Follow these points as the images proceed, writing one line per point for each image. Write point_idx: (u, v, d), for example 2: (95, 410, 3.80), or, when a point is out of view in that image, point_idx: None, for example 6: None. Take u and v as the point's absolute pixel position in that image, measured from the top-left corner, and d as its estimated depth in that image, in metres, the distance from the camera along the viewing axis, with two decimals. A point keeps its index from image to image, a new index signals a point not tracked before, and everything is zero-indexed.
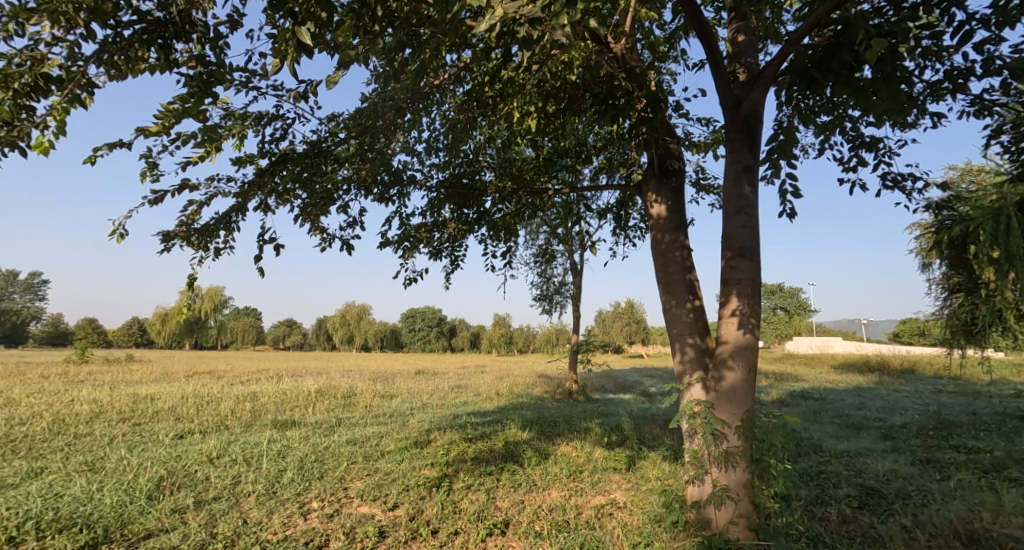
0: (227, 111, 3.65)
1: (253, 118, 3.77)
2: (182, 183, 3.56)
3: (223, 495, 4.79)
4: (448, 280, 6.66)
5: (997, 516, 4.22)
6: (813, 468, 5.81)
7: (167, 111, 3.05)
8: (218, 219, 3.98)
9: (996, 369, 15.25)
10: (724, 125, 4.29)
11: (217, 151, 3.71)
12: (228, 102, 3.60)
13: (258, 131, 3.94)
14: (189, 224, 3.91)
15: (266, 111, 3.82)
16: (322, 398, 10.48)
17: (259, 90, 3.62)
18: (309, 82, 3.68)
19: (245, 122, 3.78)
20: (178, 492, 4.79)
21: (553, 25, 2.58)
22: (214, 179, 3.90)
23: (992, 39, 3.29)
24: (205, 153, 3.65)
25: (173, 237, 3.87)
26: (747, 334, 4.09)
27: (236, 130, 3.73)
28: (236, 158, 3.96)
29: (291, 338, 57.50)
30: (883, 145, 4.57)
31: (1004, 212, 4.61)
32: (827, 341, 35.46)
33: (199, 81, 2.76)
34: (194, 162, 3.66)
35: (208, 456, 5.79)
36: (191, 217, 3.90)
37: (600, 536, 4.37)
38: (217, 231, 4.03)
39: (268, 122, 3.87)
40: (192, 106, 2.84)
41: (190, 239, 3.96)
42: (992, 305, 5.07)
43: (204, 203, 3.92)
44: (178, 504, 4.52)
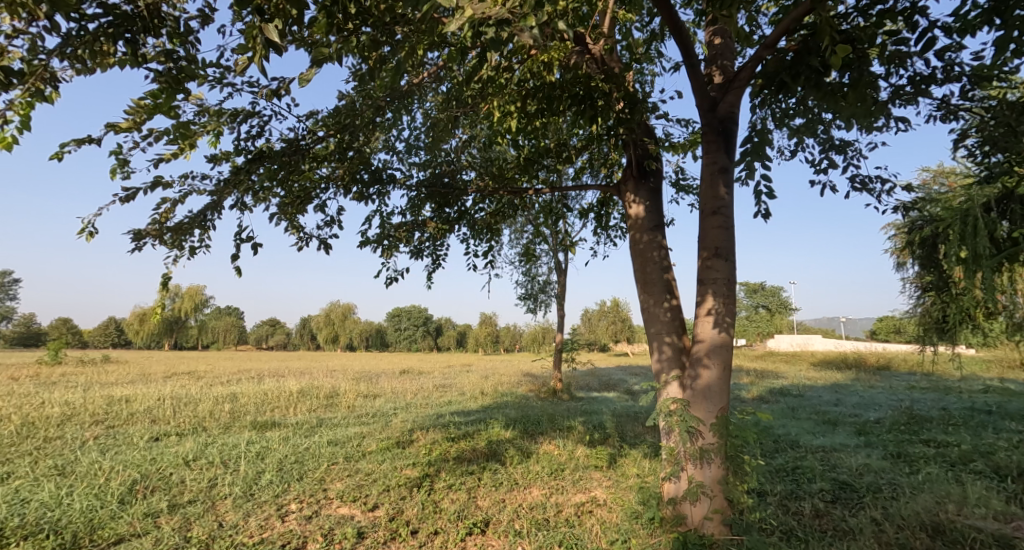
0: (201, 107, 3.61)
1: (229, 116, 3.73)
2: (154, 180, 3.50)
3: (198, 498, 4.73)
4: (429, 280, 6.66)
5: (961, 508, 4.34)
6: (789, 463, 5.92)
7: (138, 107, 3.00)
8: (192, 217, 3.91)
9: (967, 365, 15.69)
10: (700, 126, 4.35)
11: (192, 149, 3.66)
12: (203, 98, 3.55)
13: (233, 128, 3.88)
14: (162, 222, 3.85)
15: (242, 108, 3.78)
16: (304, 399, 10.41)
17: (233, 86, 3.57)
18: (282, 79, 3.64)
19: (221, 119, 3.74)
20: (152, 496, 4.72)
21: (523, 26, 2.59)
22: (188, 177, 3.85)
23: (952, 47, 3.38)
24: (178, 150, 3.61)
25: (145, 236, 3.81)
26: (722, 333, 4.16)
27: (211, 126, 3.68)
28: (212, 156, 3.92)
29: (273, 338, 57.05)
30: (853, 148, 4.67)
31: (972, 213, 4.73)
32: (806, 339, 36.08)
33: (168, 76, 2.70)
34: (167, 159, 3.60)
35: (184, 459, 5.71)
36: (163, 215, 3.84)
37: (579, 534, 4.42)
38: (191, 230, 3.98)
39: (244, 120, 3.83)
40: (162, 103, 2.79)
41: (163, 237, 3.90)
42: (960, 304, 5.21)
43: (177, 201, 3.87)
44: (151, 508, 4.46)
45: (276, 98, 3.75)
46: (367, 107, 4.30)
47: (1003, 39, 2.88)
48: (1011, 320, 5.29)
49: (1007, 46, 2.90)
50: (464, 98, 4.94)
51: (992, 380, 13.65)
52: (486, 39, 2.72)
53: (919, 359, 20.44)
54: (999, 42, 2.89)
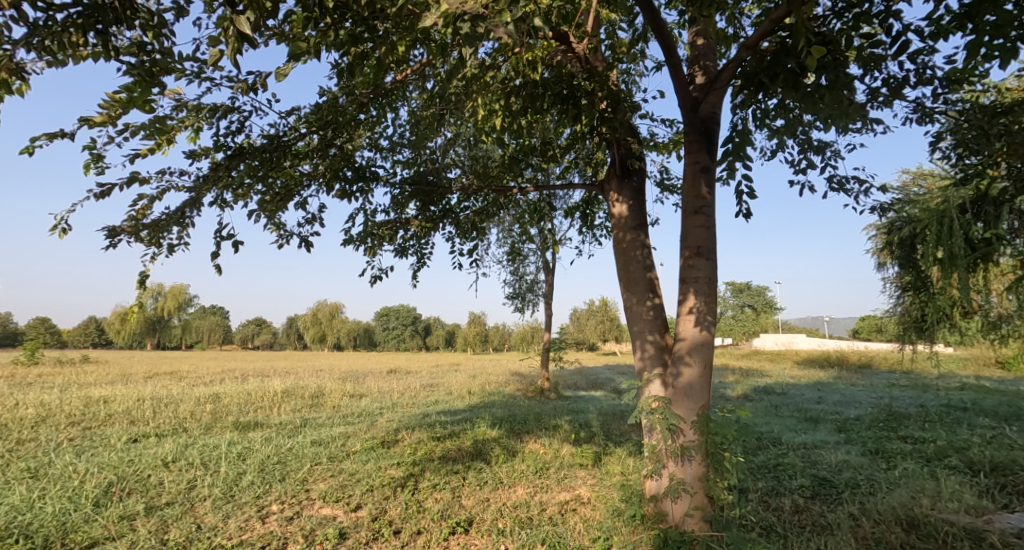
0: (179, 102, 3.55)
1: (208, 111, 3.67)
2: (131, 176, 3.44)
3: (177, 500, 4.66)
4: (414, 278, 6.63)
5: (935, 502, 4.42)
6: (771, 460, 5.98)
7: (112, 100, 2.93)
8: (169, 214, 3.85)
9: (944, 363, 16.02)
10: (682, 126, 4.37)
11: (169, 144, 3.61)
12: (180, 92, 3.50)
13: (213, 124, 3.82)
14: (138, 219, 3.78)
15: (222, 103, 3.72)
16: (288, 398, 10.31)
17: (211, 81, 3.51)
18: (260, 73, 3.58)
19: (200, 114, 3.67)
20: (128, 499, 4.65)
21: (498, 22, 2.59)
22: (166, 173, 3.79)
23: (925, 50, 3.43)
24: (155, 145, 3.55)
25: (120, 232, 3.74)
26: (703, 331, 4.20)
27: (189, 121, 3.63)
28: (190, 152, 3.86)
29: (258, 338, 56.52)
30: (830, 149, 4.73)
31: (948, 214, 4.85)
32: (789, 338, 36.49)
33: (141, 69, 2.64)
34: (143, 154, 3.54)
35: (163, 460, 5.63)
36: (140, 212, 3.78)
37: (562, 532, 4.44)
38: (168, 227, 3.91)
39: (223, 116, 3.77)
40: (137, 96, 2.74)
41: (140, 234, 3.83)
42: (937, 303, 5.30)
43: (155, 197, 3.81)
44: (127, 510, 4.39)
45: (255, 94, 3.69)
46: (349, 104, 4.25)
47: (975, 43, 2.93)
48: (986, 318, 5.39)
49: (979, 50, 2.95)
50: (448, 96, 4.91)
51: (968, 378, 13.96)
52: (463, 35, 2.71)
53: (899, 357, 20.81)
54: (972, 46, 2.94)
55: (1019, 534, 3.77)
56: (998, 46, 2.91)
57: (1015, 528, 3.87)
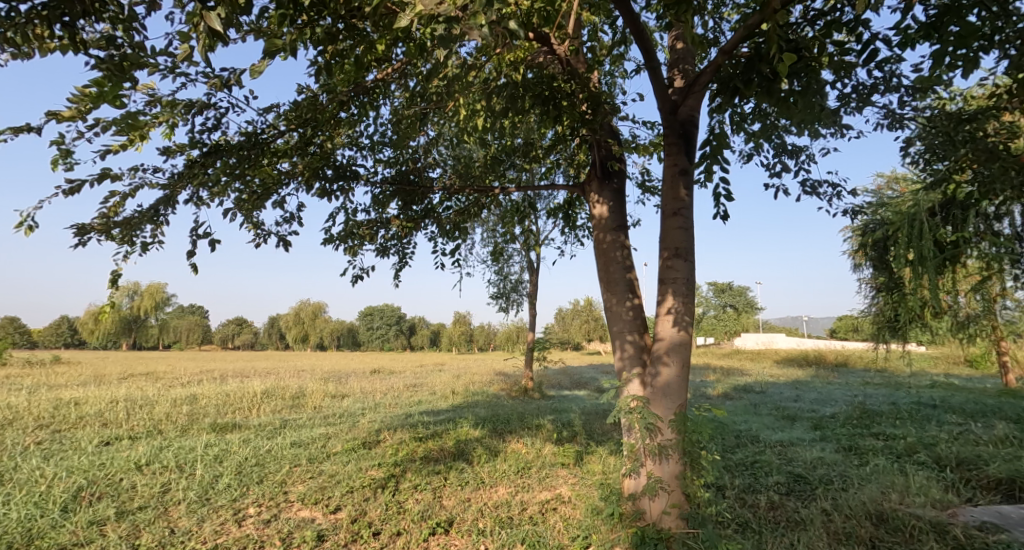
0: (152, 97, 3.47)
1: (183, 107, 3.59)
2: (102, 172, 3.34)
3: (149, 504, 4.58)
4: (395, 278, 6.59)
5: (903, 497, 4.53)
6: (748, 458, 6.08)
7: (81, 95, 2.85)
8: (142, 212, 3.77)
9: (917, 361, 16.44)
10: (661, 129, 4.42)
11: (142, 140, 3.53)
12: (154, 88, 3.41)
13: (187, 120, 3.74)
14: (109, 216, 3.70)
15: (197, 99, 3.65)
16: (269, 399, 10.19)
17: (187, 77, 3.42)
18: (235, 70, 3.50)
19: (175, 110, 3.59)
20: (98, 504, 4.55)
21: (472, 24, 2.60)
22: (139, 169, 3.71)
23: (892, 59, 3.51)
24: (128, 141, 3.46)
25: (89, 230, 3.65)
26: (681, 332, 4.24)
27: (163, 117, 3.54)
28: (165, 149, 3.78)
29: (238, 338, 55.83)
30: (804, 153, 4.83)
31: (918, 217, 5.00)
32: (769, 337, 37.04)
33: (111, 63, 2.57)
34: (115, 150, 3.45)
35: (136, 464, 5.53)
36: (111, 209, 3.70)
37: (541, 532, 4.45)
38: (141, 225, 3.82)
39: (198, 112, 3.70)
40: (107, 91, 2.67)
41: (110, 232, 3.75)
42: (909, 304, 5.43)
43: (127, 194, 3.72)
44: (97, 516, 4.30)
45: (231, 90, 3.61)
46: (328, 102, 4.20)
47: (939, 53, 3.02)
48: (955, 318, 5.53)
49: (943, 60, 3.04)
50: (429, 95, 4.89)
51: (940, 376, 14.39)
52: (438, 36, 2.71)
53: (874, 356, 21.27)
54: (937, 55, 3.02)
55: (981, 527, 3.88)
56: (961, 56, 3.00)
57: (977, 521, 3.98)
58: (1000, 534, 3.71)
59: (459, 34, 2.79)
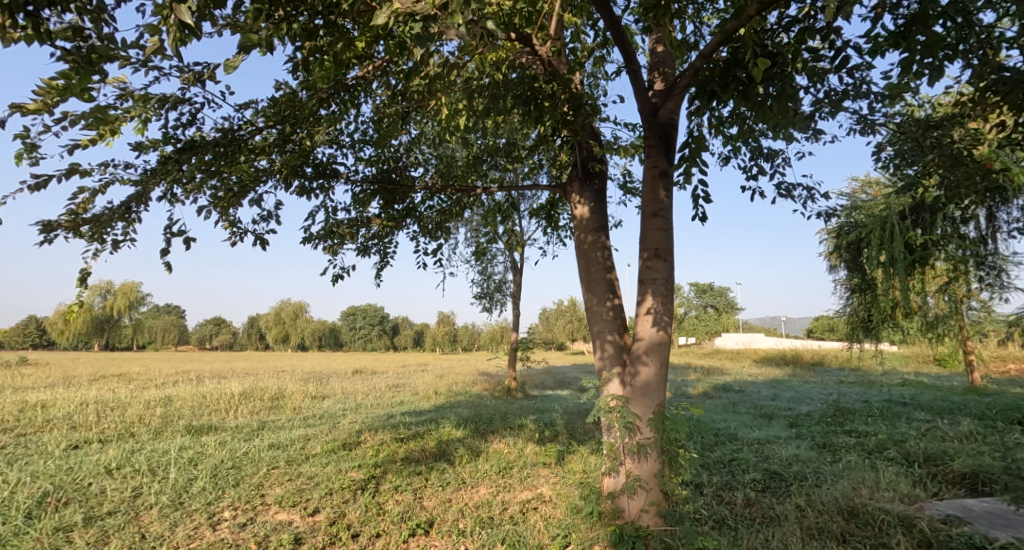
0: (124, 91, 3.34)
1: (156, 101, 3.47)
2: (69, 166, 3.15)
3: (120, 509, 4.50)
4: (377, 277, 6.56)
5: (873, 492, 4.65)
6: (726, 456, 6.18)
7: (46, 88, 2.75)
8: (112, 208, 3.62)
9: (889, 360, 16.83)
10: (642, 131, 4.46)
11: (114, 135, 3.42)
12: (126, 82, 3.29)
13: (161, 115, 3.65)
14: (77, 213, 3.60)
15: (170, 94, 3.53)
16: (246, 401, 10.06)
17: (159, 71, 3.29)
18: (207, 65, 3.39)
19: (147, 105, 3.49)
20: (66, 509, 4.46)
21: (449, 23, 2.63)
22: (110, 165, 3.58)
23: (862, 66, 3.60)
24: (98, 136, 3.36)
25: (56, 226, 3.55)
26: (661, 331, 4.30)
27: (135, 112, 3.41)
28: (137, 144, 3.69)
29: (216, 338, 55.02)
30: (780, 156, 4.93)
31: (889, 220, 5.22)
32: (749, 337, 37.51)
33: (78, 56, 2.49)
34: (84, 145, 3.34)
35: (106, 468, 5.42)
36: (80, 205, 3.59)
37: (521, 531, 4.48)
38: (112, 222, 3.72)
39: (172, 107, 3.58)
40: (75, 84, 2.57)
41: (78, 229, 3.65)
42: (880, 304, 5.57)
43: (97, 190, 3.61)
44: (63, 522, 4.21)
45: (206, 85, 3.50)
46: (308, 99, 4.17)
47: (907, 61, 3.11)
48: (925, 318, 5.69)
49: (911, 67, 3.13)
50: (410, 93, 4.88)
51: (911, 375, 14.78)
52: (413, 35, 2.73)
53: (849, 356, 21.76)
54: (905, 63, 3.11)
55: (945, 519, 3.99)
56: (928, 64, 3.09)
57: (942, 514, 4.11)
58: (963, 527, 3.83)
59: (435, 31, 2.80)
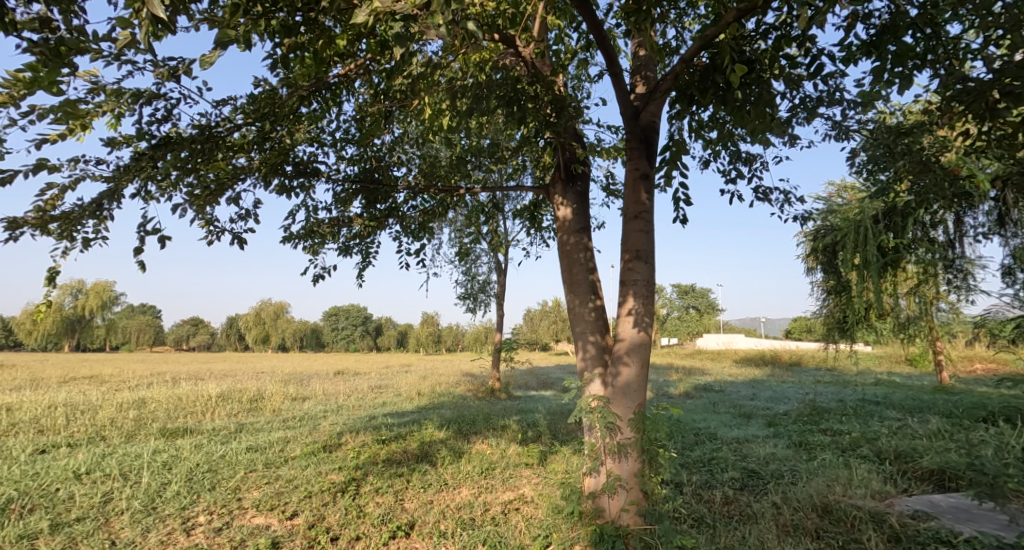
0: (96, 85, 3.10)
1: (130, 96, 3.27)
2: (37, 162, 2.90)
3: (89, 515, 4.42)
4: (359, 277, 6.53)
5: (846, 489, 4.76)
6: (705, 455, 6.27)
7: (12, 80, 2.53)
8: (83, 206, 3.41)
9: (863, 360, 17.24)
10: (624, 134, 4.52)
11: (84, 130, 3.22)
12: (98, 74, 3.05)
13: (135, 111, 3.44)
14: (46, 210, 3.32)
15: (145, 89, 3.33)
16: (224, 402, 9.94)
17: (134, 65, 3.07)
18: (182, 59, 3.19)
19: (121, 99, 3.26)
20: (31, 516, 4.36)
21: (429, 23, 2.66)
22: (81, 160, 3.37)
23: (836, 73, 3.69)
24: (68, 129, 3.13)
25: (22, 225, 3.28)
26: (641, 332, 4.36)
27: (108, 107, 3.19)
28: (109, 139, 3.52)
29: (194, 339, 54.19)
30: (757, 161, 5.03)
31: (863, 224, 5.30)
32: (729, 338, 38.07)
33: (45, 47, 2.35)
34: (53, 140, 3.06)
35: (75, 473, 5.32)
36: (48, 202, 3.31)
37: (502, 532, 4.50)
38: (82, 220, 3.45)
39: (147, 102, 3.39)
40: (43, 76, 2.42)
41: (47, 228, 3.37)
42: (854, 306, 5.71)
43: (66, 187, 3.32)
44: (29, 529, 4.13)
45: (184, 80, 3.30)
46: (288, 97, 4.13)
47: (879, 69, 3.20)
48: (897, 319, 5.83)
49: (882, 76, 3.22)
50: (392, 92, 4.86)
51: (884, 375, 15.16)
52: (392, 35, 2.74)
53: (825, 355, 22.21)
54: (877, 71, 3.21)
55: (914, 515, 4.11)
56: (898, 73, 3.19)
57: (911, 510, 4.22)
58: (930, 522, 3.94)
59: (414, 33, 2.80)
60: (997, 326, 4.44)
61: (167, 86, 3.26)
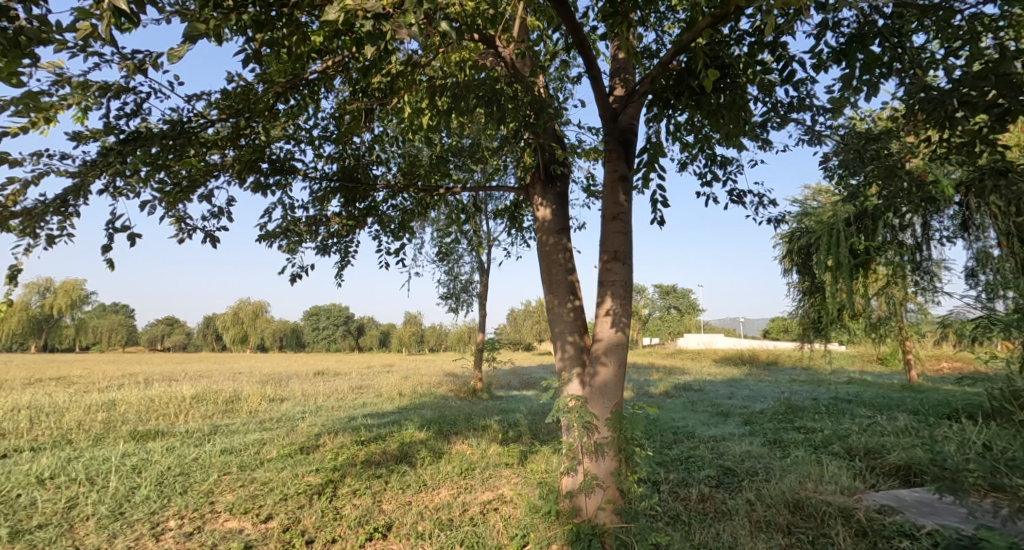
0: (60, 77, 3.02)
1: (97, 89, 3.19)
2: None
3: (52, 521, 4.31)
4: (338, 276, 6.46)
5: (818, 485, 4.86)
6: (683, 453, 6.34)
7: None
8: (46, 201, 3.31)
9: (837, 359, 17.57)
10: (603, 136, 4.55)
11: (48, 123, 3.13)
12: (62, 65, 2.98)
13: (103, 105, 3.36)
14: (7, 206, 3.22)
15: (113, 82, 3.26)
16: (199, 404, 9.76)
17: (100, 57, 3.00)
18: (149, 53, 3.11)
19: (87, 92, 3.19)
20: None
21: (400, 22, 2.64)
22: (45, 155, 3.28)
23: (806, 80, 3.78)
24: (31, 122, 3.05)
25: None
26: (619, 332, 4.39)
27: (73, 100, 3.12)
28: (75, 133, 3.44)
29: (169, 339, 53.17)
30: (733, 164, 5.11)
31: (836, 226, 5.35)
32: (709, 338, 38.48)
33: (3, 38, 2.28)
34: (14, 133, 2.98)
35: (37, 478, 5.18)
36: (9, 198, 3.21)
37: (480, 532, 4.50)
38: (46, 217, 3.35)
39: (115, 96, 3.31)
40: (2, 67, 2.35)
41: (8, 224, 3.27)
42: (827, 306, 5.84)
43: (29, 181, 3.23)
44: None
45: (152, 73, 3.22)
46: (264, 94, 4.08)
47: (848, 76, 3.28)
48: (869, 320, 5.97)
49: (851, 83, 3.30)
50: (371, 91, 4.82)
51: (855, 373, 15.42)
52: (363, 33, 2.72)
53: (802, 355, 22.56)
54: (846, 78, 3.28)
55: (880, 509, 4.21)
56: (865, 81, 3.26)
57: (878, 505, 4.33)
58: (895, 516, 4.05)
59: (385, 32, 2.78)
60: (959, 325, 4.58)
61: (133, 79, 3.19)
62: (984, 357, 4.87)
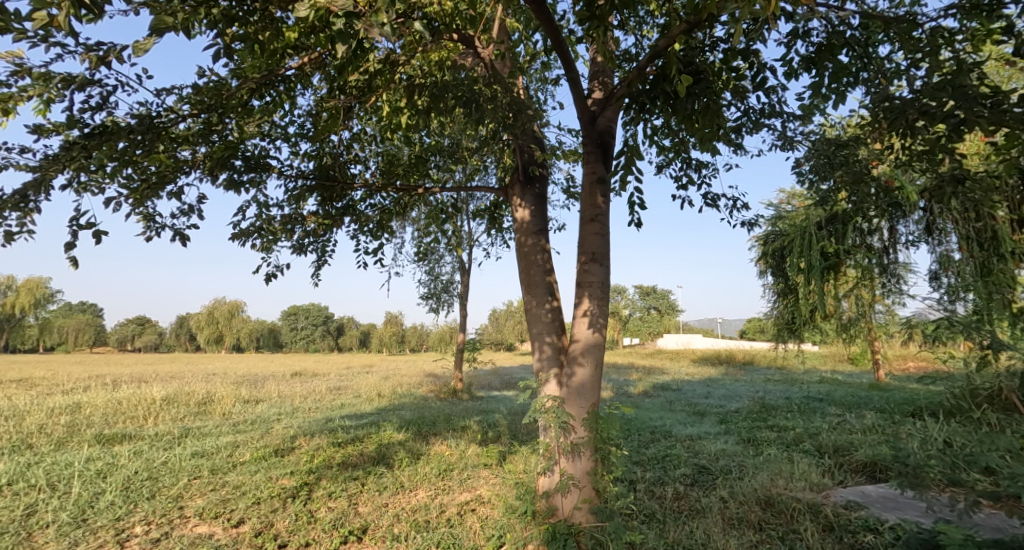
0: (20, 67, 2.94)
1: (60, 81, 3.11)
2: None
3: (10, 530, 4.17)
4: (314, 276, 6.39)
5: (787, 482, 4.96)
6: (660, 452, 6.40)
7: None
8: (4, 197, 3.21)
9: (810, 360, 17.86)
10: (581, 138, 4.57)
11: (7, 115, 3.04)
12: (22, 56, 2.89)
13: (66, 97, 3.27)
14: None
15: (78, 74, 3.17)
16: (170, 406, 9.55)
17: (62, 49, 2.92)
18: (114, 45, 3.03)
19: (49, 84, 3.10)
20: None
21: (373, 20, 2.62)
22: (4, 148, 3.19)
23: (777, 87, 3.86)
24: None
25: None
26: (596, 333, 4.41)
27: (34, 92, 3.03)
28: (37, 126, 3.34)
29: (141, 339, 52.00)
30: (708, 167, 5.19)
31: (808, 230, 5.51)
32: (687, 338, 38.87)
33: None
34: None
35: None
36: None
37: (456, 533, 4.48)
38: (4, 212, 3.24)
39: (79, 89, 3.22)
40: None
41: None
42: (799, 307, 5.96)
43: None
44: None
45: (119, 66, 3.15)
46: (238, 91, 4.02)
47: (817, 84, 3.36)
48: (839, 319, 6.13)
49: (820, 91, 3.38)
50: (348, 89, 4.78)
51: (828, 373, 15.71)
52: (335, 31, 2.70)
53: (777, 356, 22.91)
54: (815, 86, 3.36)
55: (847, 505, 4.31)
56: (834, 89, 3.35)
57: (845, 501, 4.44)
58: (861, 511, 4.16)
59: (357, 30, 2.75)
60: (923, 326, 4.73)
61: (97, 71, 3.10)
62: (946, 357, 5.03)
